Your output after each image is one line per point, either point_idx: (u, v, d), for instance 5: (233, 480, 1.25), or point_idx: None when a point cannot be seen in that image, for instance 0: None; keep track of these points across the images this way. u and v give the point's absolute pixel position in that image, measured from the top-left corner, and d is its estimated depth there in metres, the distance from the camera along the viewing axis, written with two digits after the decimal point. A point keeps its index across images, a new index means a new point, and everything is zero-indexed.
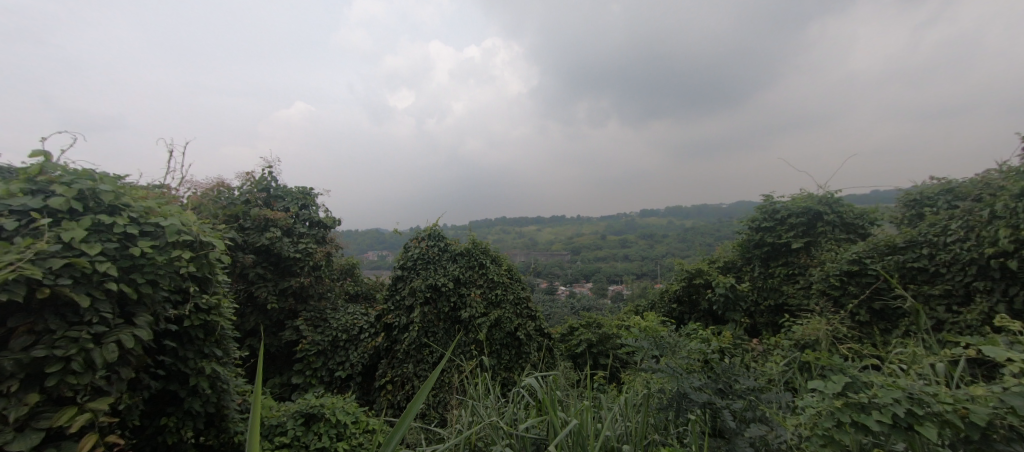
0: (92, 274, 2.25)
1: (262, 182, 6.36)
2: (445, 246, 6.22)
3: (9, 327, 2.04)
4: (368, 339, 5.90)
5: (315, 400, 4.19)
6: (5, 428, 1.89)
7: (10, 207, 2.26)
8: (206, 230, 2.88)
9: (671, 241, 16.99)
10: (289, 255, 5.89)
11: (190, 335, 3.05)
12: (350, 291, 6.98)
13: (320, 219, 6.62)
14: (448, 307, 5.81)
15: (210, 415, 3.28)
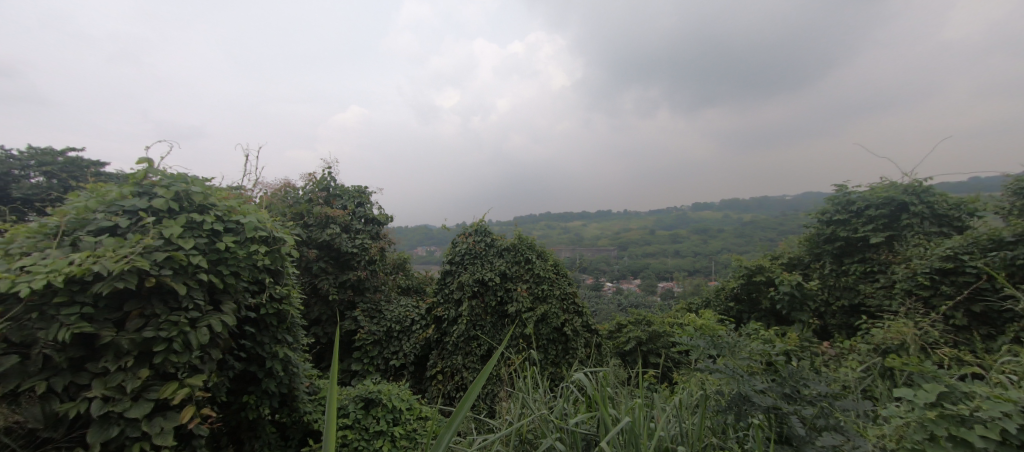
0: (188, 266, 2.53)
1: (323, 182, 6.81)
2: (490, 241, 6.33)
3: (124, 312, 2.33)
4: (419, 331, 6.13)
5: (372, 386, 4.42)
6: (124, 397, 2.17)
7: (123, 208, 2.58)
8: (278, 227, 3.14)
9: (728, 236, 16.05)
10: (347, 250, 6.26)
11: (266, 322, 3.33)
12: (402, 285, 7.28)
13: (375, 216, 6.96)
14: (496, 301, 5.91)
15: (283, 395, 3.56)
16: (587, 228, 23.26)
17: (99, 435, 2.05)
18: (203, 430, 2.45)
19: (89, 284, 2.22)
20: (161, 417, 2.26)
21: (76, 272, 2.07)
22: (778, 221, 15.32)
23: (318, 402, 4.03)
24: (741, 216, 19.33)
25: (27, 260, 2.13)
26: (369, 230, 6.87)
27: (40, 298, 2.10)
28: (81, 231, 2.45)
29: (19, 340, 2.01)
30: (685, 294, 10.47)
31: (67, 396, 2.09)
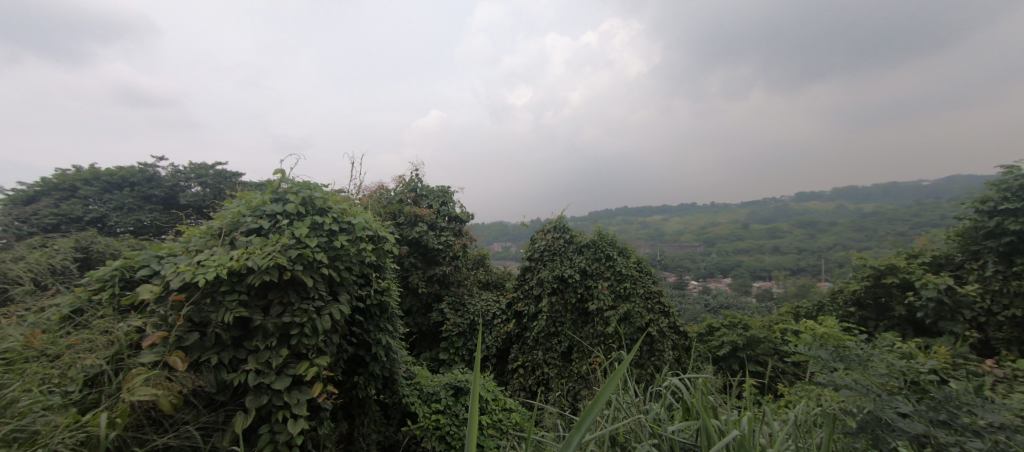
0: (314, 261, 2.92)
1: (411, 184, 7.37)
2: (570, 238, 6.31)
3: (268, 300, 2.76)
4: (500, 325, 6.33)
5: (460, 376, 4.68)
6: (270, 371, 2.58)
7: (265, 212, 3.05)
8: (382, 227, 3.49)
9: (842, 229, 13.51)
10: (434, 247, 6.68)
11: (371, 311, 3.70)
12: (483, 280, 7.54)
13: (458, 214, 7.33)
14: (575, 298, 5.89)
15: (386, 378, 3.93)
16: (669, 223, 21.70)
17: (255, 401, 2.47)
18: (327, 404, 2.81)
19: (244, 275, 2.67)
20: (298, 390, 2.63)
21: (235, 266, 2.50)
22: (909, 208, 12.56)
23: (414, 386, 4.36)
24: (861, 206, 16.34)
25: (201, 256, 2.62)
26: (453, 228, 7.24)
27: (211, 287, 2.56)
28: (236, 232, 2.95)
29: (199, 320, 2.49)
30: (787, 296, 9.32)
31: (231, 368, 2.54)
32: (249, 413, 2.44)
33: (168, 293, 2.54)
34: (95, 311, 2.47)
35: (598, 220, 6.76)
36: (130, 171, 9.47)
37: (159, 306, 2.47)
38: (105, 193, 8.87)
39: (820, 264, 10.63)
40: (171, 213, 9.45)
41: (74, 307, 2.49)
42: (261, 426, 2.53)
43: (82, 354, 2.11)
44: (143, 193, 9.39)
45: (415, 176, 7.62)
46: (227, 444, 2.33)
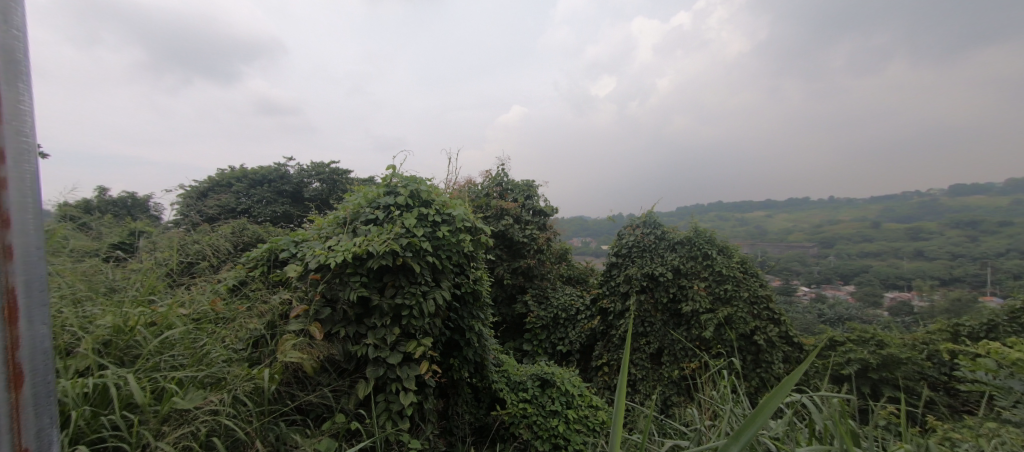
0: (420, 249, 3.16)
1: (497, 178, 7.63)
2: (661, 234, 5.97)
3: (383, 282, 3.05)
4: (584, 320, 6.22)
5: (547, 368, 4.74)
6: (385, 347, 2.85)
7: (379, 203, 3.36)
8: (478, 219, 3.65)
9: (1019, 231, 10.60)
10: (519, 239, 6.79)
11: (466, 298, 3.87)
12: (566, 275, 7.46)
13: (542, 208, 7.42)
14: (666, 297, 5.56)
15: (477, 363, 4.09)
16: (775, 218, 19.22)
17: (373, 372, 2.75)
18: (432, 382, 3.02)
19: (365, 260, 2.98)
20: (408, 366, 2.88)
21: (358, 251, 2.80)
22: None
23: (502, 374, 4.52)
24: None
25: (331, 241, 2.98)
26: (537, 221, 7.30)
27: (340, 268, 2.90)
28: (356, 221, 3.29)
29: (330, 296, 2.85)
30: (934, 311, 7.66)
31: (355, 341, 2.86)
32: (369, 382, 2.71)
33: (307, 273, 2.94)
34: (253, 284, 2.94)
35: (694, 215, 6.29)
36: (268, 170, 11.02)
37: (301, 283, 2.87)
38: (251, 189, 10.64)
39: (982, 274, 8.50)
40: (299, 205, 10.98)
41: (238, 280, 3.00)
42: (377, 395, 2.79)
43: (247, 319, 2.53)
44: (277, 188, 10.86)
45: (501, 170, 7.82)
46: (353, 406, 2.62)
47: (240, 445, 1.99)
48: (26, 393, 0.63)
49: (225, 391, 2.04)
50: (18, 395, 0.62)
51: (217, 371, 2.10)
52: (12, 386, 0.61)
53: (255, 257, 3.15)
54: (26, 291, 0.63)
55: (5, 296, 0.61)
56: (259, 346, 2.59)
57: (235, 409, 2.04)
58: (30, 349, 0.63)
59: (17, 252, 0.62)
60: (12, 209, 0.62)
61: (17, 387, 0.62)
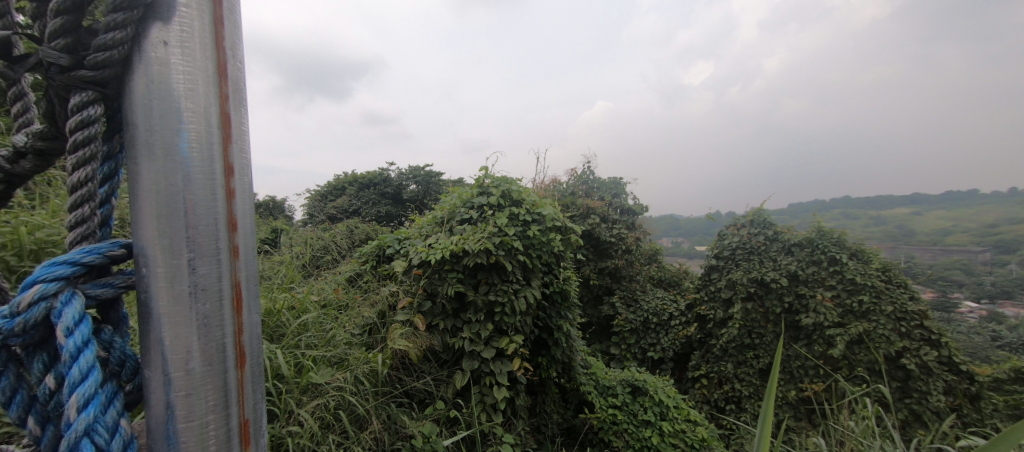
0: (512, 248, 3.23)
1: (583, 176, 7.62)
2: (774, 235, 5.39)
3: (477, 279, 3.17)
4: (679, 326, 5.87)
5: (637, 375, 4.58)
6: (480, 342, 2.97)
7: (472, 202, 3.48)
8: (568, 218, 3.63)
9: None
10: (607, 239, 6.61)
11: (553, 298, 3.86)
12: (657, 277, 7.06)
13: (630, 207, 7.19)
14: (779, 307, 4.99)
15: (564, 364, 4.05)
16: None
17: (469, 364, 2.87)
18: (523, 379, 3.07)
19: (461, 257, 3.13)
20: (501, 361, 2.95)
21: (455, 249, 2.96)
22: None
23: (590, 377, 4.41)
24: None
25: (431, 239, 3.18)
26: (625, 220, 7.08)
27: (439, 265, 3.09)
28: (452, 220, 3.46)
29: (431, 290, 3.05)
30: None
31: (451, 333, 3.03)
32: (466, 373, 2.84)
33: (411, 268, 3.20)
34: (365, 277, 3.27)
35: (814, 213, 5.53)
36: (372, 174, 12.07)
37: (405, 277, 3.12)
38: (360, 191, 11.79)
39: None
40: (398, 205, 11.91)
41: (354, 273, 3.36)
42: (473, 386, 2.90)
43: (363, 307, 2.84)
44: (380, 191, 11.84)
45: (587, 168, 7.73)
46: (452, 395, 2.75)
47: (360, 420, 2.21)
48: (248, 373, 0.51)
49: (349, 371, 2.31)
50: (243, 375, 0.50)
51: (341, 352, 2.38)
52: (238, 364, 0.49)
53: (366, 252, 3.50)
54: (249, 283, 0.52)
55: (234, 287, 0.49)
56: (373, 333, 2.86)
57: (355, 387, 2.28)
58: (252, 335, 0.52)
59: (242, 248, 0.50)
60: (239, 214, 0.50)
61: (243, 366, 0.50)
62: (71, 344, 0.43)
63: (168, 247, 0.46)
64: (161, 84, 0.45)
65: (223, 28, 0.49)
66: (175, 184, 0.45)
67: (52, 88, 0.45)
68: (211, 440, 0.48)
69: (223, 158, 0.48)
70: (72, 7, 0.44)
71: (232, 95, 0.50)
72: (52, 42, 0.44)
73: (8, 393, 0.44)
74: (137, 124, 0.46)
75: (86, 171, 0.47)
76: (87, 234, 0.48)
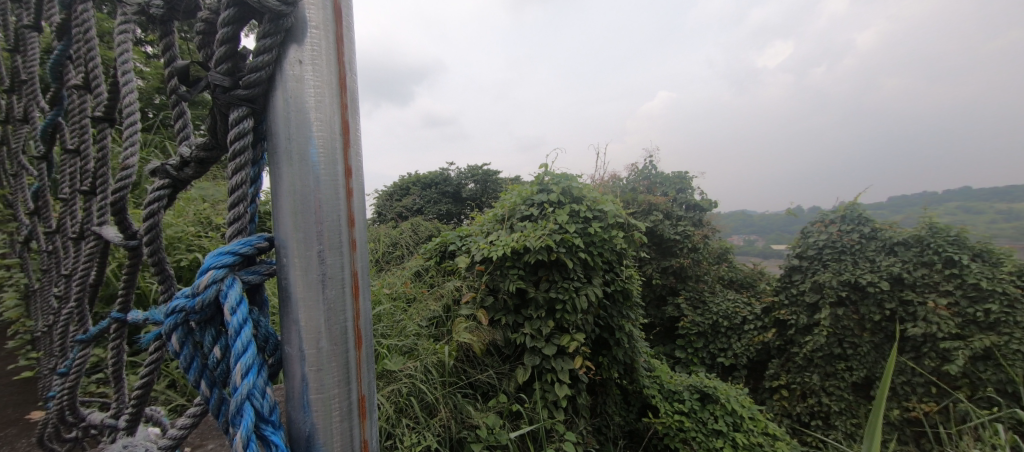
0: (573, 246, 3.19)
1: (644, 171, 7.32)
2: (871, 232, 4.83)
3: (538, 276, 3.17)
4: (754, 332, 5.49)
5: (706, 381, 4.33)
6: (542, 339, 2.97)
7: (533, 200, 3.48)
8: (630, 215, 3.52)
9: None
10: (671, 237, 6.32)
11: (614, 297, 3.77)
12: (727, 278, 6.64)
13: (697, 203, 6.81)
14: (879, 314, 4.46)
15: (627, 366, 3.93)
16: None
17: (531, 360, 2.89)
18: (585, 378, 3.02)
19: (522, 254, 3.16)
20: (562, 359, 2.92)
21: (517, 246, 3.00)
22: None
23: (654, 380, 4.24)
24: None
25: (493, 237, 3.23)
26: (691, 217, 6.73)
27: (500, 262, 3.14)
28: (513, 218, 3.49)
29: (492, 286, 3.11)
30: None
31: (513, 328, 3.06)
32: (527, 369, 2.85)
33: (473, 264, 3.28)
34: (430, 273, 3.40)
35: (925, 206, 4.82)
36: (433, 174, 12.48)
37: (469, 273, 3.21)
38: (422, 190, 12.27)
39: None
40: (458, 203, 12.24)
41: (419, 268, 3.50)
42: (535, 383, 2.90)
43: (430, 301, 2.97)
44: (441, 190, 12.22)
45: (649, 163, 7.43)
46: (514, 390, 2.77)
47: (430, 407, 2.32)
48: (363, 353, 0.57)
49: (419, 360, 2.45)
50: (359, 355, 0.56)
51: (411, 342, 2.54)
52: (356, 345, 0.56)
53: (430, 249, 3.64)
54: (363, 274, 0.58)
55: (353, 277, 0.55)
56: (439, 326, 2.98)
57: (424, 376, 2.40)
58: (365, 320, 0.58)
59: (358, 243, 0.56)
60: (356, 212, 0.56)
61: (360, 346, 0.56)
62: (235, 321, 0.49)
63: (303, 241, 0.52)
64: (297, 98, 0.51)
65: (344, 46, 0.55)
66: (308, 185, 0.52)
67: (217, 105, 0.51)
68: (337, 411, 0.54)
69: (344, 162, 0.54)
70: (234, 38, 0.50)
71: (350, 105, 0.55)
72: (218, 66, 0.50)
73: (188, 358, 0.51)
74: (277, 134, 0.51)
75: (242, 175, 0.52)
76: (241, 228, 0.54)
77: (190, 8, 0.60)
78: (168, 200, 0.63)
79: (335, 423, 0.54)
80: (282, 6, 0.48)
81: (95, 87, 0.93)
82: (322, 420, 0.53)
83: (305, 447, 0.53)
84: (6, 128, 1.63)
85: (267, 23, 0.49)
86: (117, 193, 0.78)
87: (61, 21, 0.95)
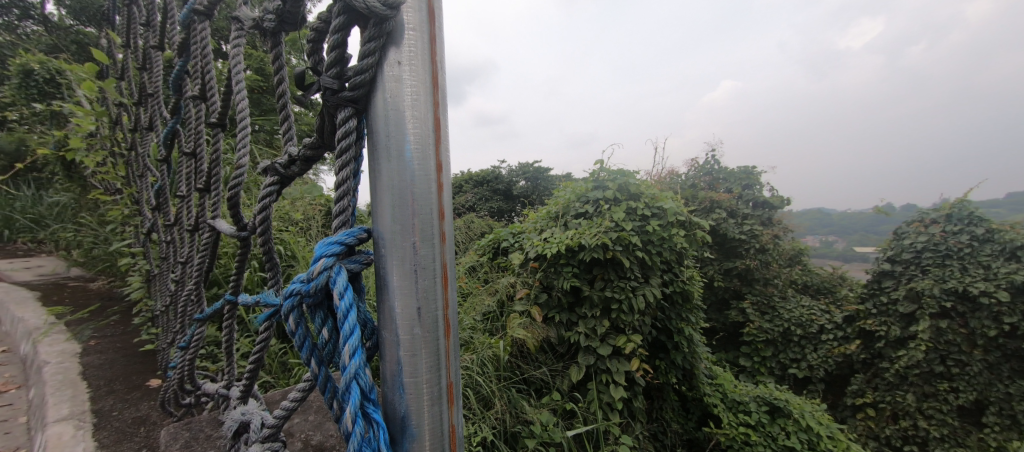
0: (629, 245, 3.09)
1: (706, 166, 6.93)
2: (984, 234, 4.26)
3: (592, 274, 3.12)
4: (833, 342, 5.05)
5: (776, 393, 4.02)
6: (596, 338, 2.92)
7: (587, 197, 3.42)
8: (692, 212, 3.36)
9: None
10: (735, 236, 5.95)
11: (673, 299, 3.63)
12: (801, 282, 6.13)
13: (766, 200, 6.34)
14: (995, 331, 3.95)
15: (686, 371, 3.78)
16: None
17: (585, 359, 2.85)
18: (642, 381, 2.94)
19: (576, 252, 3.13)
20: (618, 360, 2.86)
21: (572, 243, 2.98)
22: None
23: (716, 388, 4.02)
24: None
25: (547, 234, 3.22)
26: (759, 215, 6.28)
27: (553, 259, 3.14)
28: (567, 215, 3.45)
29: (546, 283, 3.11)
30: None
31: (566, 327, 3.04)
32: (582, 368, 2.81)
33: (527, 261, 3.30)
34: (484, 269, 3.46)
35: None
36: (484, 172, 12.64)
37: (522, 269, 3.23)
38: (474, 188, 12.48)
39: None
40: (509, 200, 12.30)
41: (472, 264, 3.57)
42: (589, 382, 2.86)
43: (484, 297, 3.03)
44: (492, 187, 12.37)
45: (711, 157, 7.02)
46: (568, 388, 2.76)
47: (486, 400, 2.37)
48: (452, 341, 0.60)
49: (476, 355, 2.51)
50: (448, 342, 0.59)
51: (467, 336, 2.63)
52: (445, 333, 0.58)
53: (483, 245, 3.70)
54: (451, 265, 0.60)
55: (442, 267, 0.58)
56: (494, 320, 3.04)
57: (480, 369, 2.46)
58: (451, 309, 0.61)
59: (447, 235, 0.59)
60: (446, 205, 0.58)
61: (448, 334, 0.59)
62: (343, 305, 0.53)
63: (399, 233, 0.55)
64: (395, 97, 0.54)
65: (436, 45, 0.57)
66: (405, 181, 0.55)
67: (325, 107, 0.56)
68: (429, 395, 0.57)
69: (436, 157, 0.57)
70: (343, 42, 0.54)
71: (441, 103, 0.58)
72: (328, 70, 0.54)
73: (301, 338, 0.57)
74: (378, 132, 0.55)
75: (347, 171, 0.57)
76: (345, 220, 0.58)
77: (297, 20, 0.65)
78: (277, 192, 0.69)
79: (426, 406, 0.57)
80: (386, 10, 0.51)
81: (211, 98, 1.05)
82: (414, 402, 0.57)
83: (400, 428, 0.57)
84: (133, 136, 1.88)
85: (372, 27, 0.52)
86: (233, 191, 0.87)
87: (180, 39, 1.07)
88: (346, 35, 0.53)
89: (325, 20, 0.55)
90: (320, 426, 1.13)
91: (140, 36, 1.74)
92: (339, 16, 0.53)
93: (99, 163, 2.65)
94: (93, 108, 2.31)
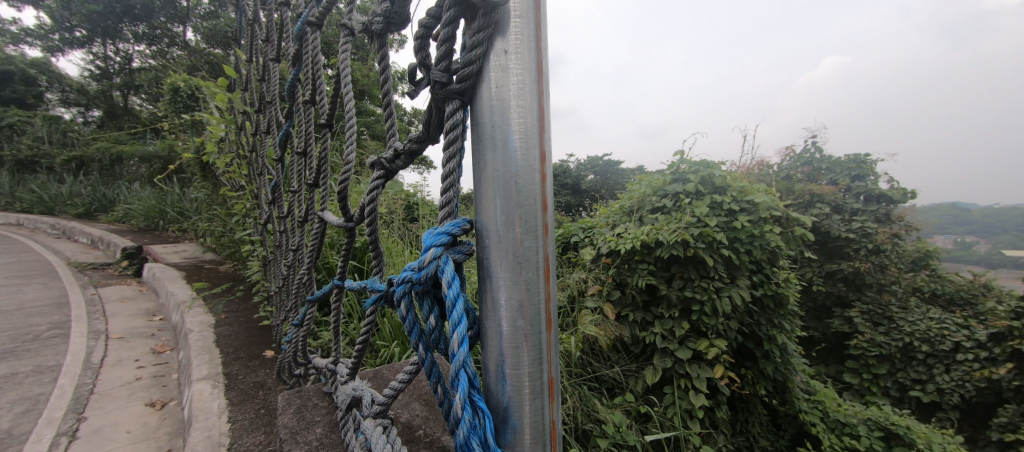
0: (714, 242, 2.88)
1: (805, 156, 6.22)
2: None
3: (671, 273, 2.96)
4: (970, 362, 4.29)
5: (893, 417, 3.49)
6: (674, 339, 2.77)
7: (666, 190, 3.23)
8: (788, 207, 3.04)
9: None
10: (840, 235, 5.29)
11: (763, 303, 3.32)
12: (927, 290, 5.27)
13: (881, 193, 5.54)
14: None
15: (779, 384, 3.44)
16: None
17: (661, 362, 2.70)
18: (727, 389, 2.73)
19: (653, 248, 2.99)
20: (699, 366, 2.69)
21: (649, 239, 2.85)
22: None
23: (815, 406, 3.61)
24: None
25: (621, 229, 3.11)
26: (872, 211, 5.50)
27: (629, 255, 3.03)
28: (643, 209, 3.30)
29: (620, 280, 3.01)
30: None
31: (640, 326, 2.92)
32: (658, 371, 2.68)
33: (600, 256, 3.22)
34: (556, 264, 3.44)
35: None
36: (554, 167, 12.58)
37: (595, 265, 3.16)
38: None
39: None
40: (579, 196, 12.11)
41: None
42: (666, 386, 2.73)
43: None
44: (561, 182, 12.27)
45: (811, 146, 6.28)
46: (642, 391, 2.65)
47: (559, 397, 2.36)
48: (552, 334, 0.60)
49: None
50: (550, 336, 0.59)
51: None
52: (546, 326, 0.58)
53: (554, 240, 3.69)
54: (552, 257, 0.60)
55: (545, 259, 0.58)
56: (565, 316, 3.02)
57: None
58: (551, 302, 0.61)
59: (549, 227, 0.59)
60: (548, 197, 0.58)
61: (550, 328, 0.59)
62: (451, 293, 0.55)
63: (504, 223, 0.56)
64: (502, 87, 0.55)
65: (541, 32, 0.56)
66: (510, 171, 0.55)
67: (434, 100, 0.58)
68: (531, 389, 0.58)
69: (540, 147, 0.57)
70: (452, 35, 0.56)
71: (545, 91, 0.58)
72: (437, 64, 0.56)
73: (411, 323, 0.60)
74: (483, 123, 0.56)
75: (454, 163, 0.59)
76: (450, 211, 0.61)
77: (402, 19, 0.69)
78: (382, 185, 0.74)
79: (528, 399, 0.58)
80: None
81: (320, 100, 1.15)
82: (516, 395, 0.58)
83: (502, 418, 0.58)
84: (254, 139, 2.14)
85: (482, 17, 0.53)
86: (341, 184, 0.96)
87: (295, 50, 1.19)
88: (455, 27, 0.55)
89: (433, 15, 0.57)
90: (406, 406, 1.20)
91: (259, 52, 1.97)
92: (449, 9, 0.55)
93: (227, 164, 3.06)
94: (224, 117, 2.66)
